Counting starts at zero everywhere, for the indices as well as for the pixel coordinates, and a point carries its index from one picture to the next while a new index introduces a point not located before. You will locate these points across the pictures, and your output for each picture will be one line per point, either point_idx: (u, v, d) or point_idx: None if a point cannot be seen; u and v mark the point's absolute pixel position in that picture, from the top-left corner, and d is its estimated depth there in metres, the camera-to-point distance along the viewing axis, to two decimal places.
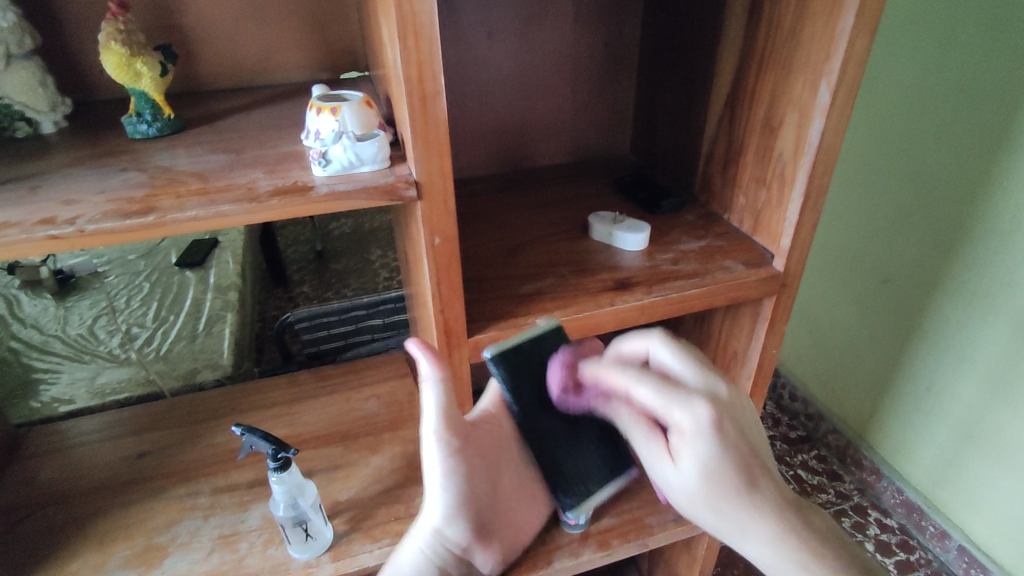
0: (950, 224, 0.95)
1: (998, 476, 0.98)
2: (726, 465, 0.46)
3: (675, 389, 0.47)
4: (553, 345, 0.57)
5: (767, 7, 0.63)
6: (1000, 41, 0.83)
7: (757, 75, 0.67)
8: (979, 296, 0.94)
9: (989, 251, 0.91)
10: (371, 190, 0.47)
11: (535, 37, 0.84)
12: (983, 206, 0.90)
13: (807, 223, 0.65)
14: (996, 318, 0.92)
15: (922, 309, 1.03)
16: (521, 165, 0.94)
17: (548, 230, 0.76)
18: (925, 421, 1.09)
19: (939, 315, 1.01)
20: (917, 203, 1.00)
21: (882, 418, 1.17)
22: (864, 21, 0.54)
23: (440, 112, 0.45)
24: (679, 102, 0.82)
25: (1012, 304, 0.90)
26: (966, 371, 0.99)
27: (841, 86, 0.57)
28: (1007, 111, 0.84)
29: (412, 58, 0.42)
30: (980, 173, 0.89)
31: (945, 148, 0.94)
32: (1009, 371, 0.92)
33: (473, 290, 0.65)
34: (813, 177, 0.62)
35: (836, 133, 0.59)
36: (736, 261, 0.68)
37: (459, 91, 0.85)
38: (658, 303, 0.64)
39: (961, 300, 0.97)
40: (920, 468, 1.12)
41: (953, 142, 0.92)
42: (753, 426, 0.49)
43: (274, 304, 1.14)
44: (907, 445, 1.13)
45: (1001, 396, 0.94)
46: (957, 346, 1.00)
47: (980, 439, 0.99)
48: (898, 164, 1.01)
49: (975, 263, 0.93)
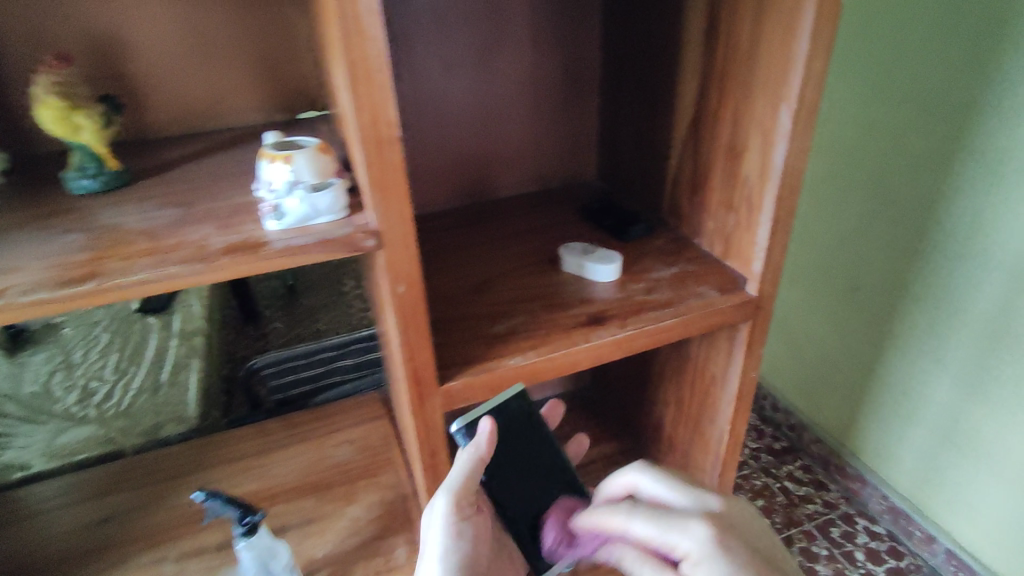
0: (914, 232, 0.96)
1: (978, 477, 0.98)
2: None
3: (665, 513, 0.48)
4: (517, 409, 0.60)
5: (724, 31, 0.63)
6: (948, 55, 0.86)
7: (718, 99, 0.67)
8: (947, 302, 0.95)
9: (953, 257, 0.92)
10: (327, 242, 0.45)
11: (494, 65, 0.84)
12: (944, 215, 0.91)
13: (778, 246, 0.64)
14: (965, 322, 0.93)
15: (894, 316, 1.04)
16: (486, 195, 0.93)
17: (518, 264, 0.74)
18: (904, 425, 1.09)
19: (911, 322, 1.02)
20: (881, 213, 1.01)
21: (863, 425, 1.17)
22: (820, 44, 0.54)
23: (397, 156, 0.43)
24: (643, 126, 0.82)
25: (978, 309, 0.91)
26: (939, 375, 1.00)
27: (802, 108, 0.56)
28: (960, 121, 0.86)
29: (365, 104, 0.41)
30: (939, 181, 0.91)
31: (905, 158, 0.95)
32: (981, 373, 0.93)
33: (442, 332, 0.63)
34: (782, 199, 0.61)
35: (800, 155, 0.59)
36: (709, 287, 0.68)
37: (419, 124, 0.84)
38: (633, 337, 0.62)
39: (930, 306, 0.98)
40: (903, 472, 1.12)
41: (912, 153, 0.94)
42: (763, 538, 0.47)
43: (244, 343, 1.02)
44: (888, 449, 1.14)
45: (976, 398, 0.95)
46: (929, 351, 1.01)
47: (959, 442, 0.99)
48: (861, 176, 1.03)
49: (941, 271, 0.95)
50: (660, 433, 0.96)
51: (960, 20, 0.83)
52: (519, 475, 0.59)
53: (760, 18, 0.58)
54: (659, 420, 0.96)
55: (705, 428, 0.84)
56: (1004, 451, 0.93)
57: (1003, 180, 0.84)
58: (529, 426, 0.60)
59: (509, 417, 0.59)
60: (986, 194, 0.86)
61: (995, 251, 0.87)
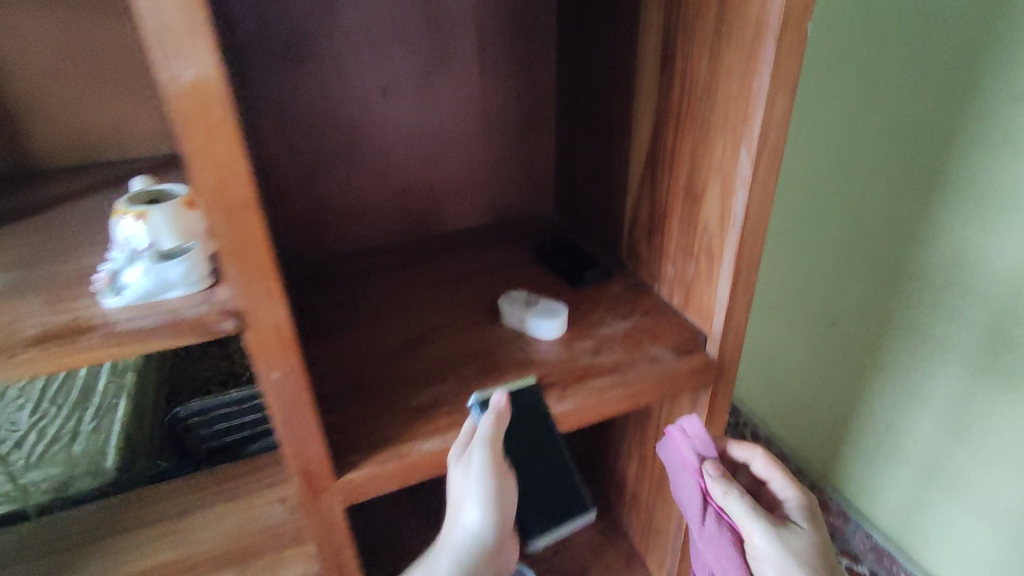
0: (895, 265, 0.89)
1: (965, 522, 0.91)
2: (819, 549, 0.61)
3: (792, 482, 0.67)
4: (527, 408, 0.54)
5: (679, 59, 0.56)
6: (925, 78, 0.79)
7: (674, 135, 0.59)
8: (929, 339, 0.88)
9: (931, 293, 0.85)
10: (174, 325, 0.36)
11: (438, 90, 0.76)
12: (925, 249, 0.84)
13: (740, 304, 0.57)
14: (951, 360, 0.86)
15: (875, 350, 0.97)
16: (432, 228, 0.84)
17: (454, 315, 0.66)
18: (886, 463, 1.02)
19: (891, 357, 0.94)
20: (859, 243, 0.94)
21: (845, 460, 1.10)
22: (782, 82, 0.46)
23: (253, 225, 0.35)
24: (599, 156, 0.74)
25: (961, 347, 0.84)
26: (921, 412, 0.93)
27: (763, 154, 0.49)
28: (940, 147, 0.79)
29: (205, 167, 0.32)
30: (918, 219, 0.84)
31: (883, 186, 0.88)
32: (964, 412, 0.86)
33: (356, 401, 0.54)
34: (742, 254, 0.53)
35: (762, 206, 0.51)
36: (665, 347, 0.60)
37: (354, 153, 0.75)
38: (574, 411, 0.54)
39: (911, 343, 0.91)
40: (887, 511, 1.04)
41: (890, 188, 0.87)
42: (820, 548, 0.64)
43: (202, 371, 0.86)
44: (872, 486, 1.06)
45: (961, 440, 0.87)
46: (910, 387, 0.93)
47: (944, 483, 0.92)
48: (837, 208, 0.96)
49: (921, 309, 0.88)
50: (623, 486, 0.88)
51: (939, 42, 0.76)
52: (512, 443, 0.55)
53: (717, 49, 0.51)
54: (622, 472, 0.88)
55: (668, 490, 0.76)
56: (991, 496, 0.85)
57: (988, 210, 0.76)
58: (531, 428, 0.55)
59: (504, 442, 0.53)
60: (969, 231, 0.79)
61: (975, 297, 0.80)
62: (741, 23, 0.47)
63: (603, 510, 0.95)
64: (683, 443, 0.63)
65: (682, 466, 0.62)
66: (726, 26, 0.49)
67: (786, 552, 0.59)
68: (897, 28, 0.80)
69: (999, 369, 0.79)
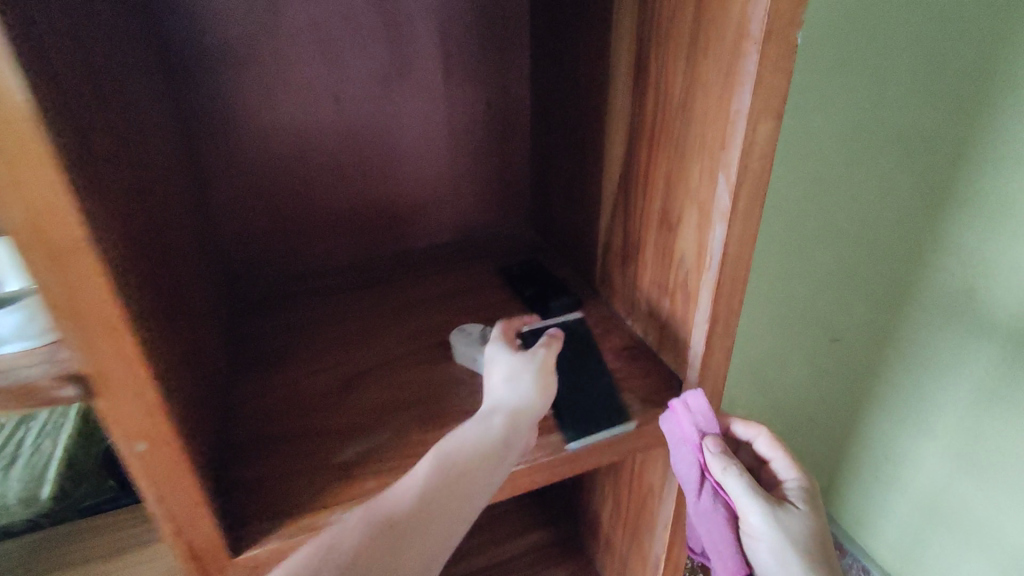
0: (897, 283, 0.79)
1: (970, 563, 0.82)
2: (817, 537, 0.51)
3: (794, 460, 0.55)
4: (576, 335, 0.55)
5: (654, 70, 0.49)
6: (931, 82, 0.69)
7: (649, 155, 0.52)
8: (935, 364, 0.79)
9: (942, 313, 0.75)
10: (6, 391, 0.31)
11: (397, 96, 0.67)
12: (935, 268, 0.74)
13: (718, 352, 0.50)
14: (957, 386, 0.76)
15: (873, 374, 0.87)
16: (393, 246, 0.76)
17: (402, 351, 0.59)
18: (885, 493, 0.93)
19: (893, 384, 0.85)
20: (857, 259, 0.83)
21: (841, 489, 1.02)
22: (765, 103, 0.39)
23: (88, 271, 0.29)
24: (573, 172, 0.67)
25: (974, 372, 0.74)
26: (925, 441, 0.84)
27: (743, 185, 0.42)
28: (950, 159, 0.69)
29: (16, 199, 0.27)
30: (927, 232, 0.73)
31: (884, 199, 0.78)
32: (977, 448, 0.76)
33: (270, 456, 0.47)
34: (720, 298, 0.46)
35: (742, 244, 0.44)
36: (634, 394, 0.53)
37: (302, 164, 0.67)
38: (523, 473, 0.48)
39: (914, 369, 0.82)
40: (888, 547, 0.96)
41: (883, 214, 0.78)
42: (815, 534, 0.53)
43: None
44: (870, 518, 0.98)
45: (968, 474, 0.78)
46: (912, 414, 0.84)
47: (948, 520, 0.84)
48: (812, 232, 0.87)
49: (927, 331, 0.78)
50: (597, 529, 0.81)
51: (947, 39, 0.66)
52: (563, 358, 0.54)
53: (693, 60, 0.44)
54: (596, 514, 0.81)
55: (640, 544, 0.69)
56: (999, 536, 0.76)
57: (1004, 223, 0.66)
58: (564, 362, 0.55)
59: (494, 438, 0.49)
60: (980, 246, 0.69)
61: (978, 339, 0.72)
62: (720, 30, 0.40)
63: (578, 550, 0.88)
64: (685, 419, 0.49)
65: (678, 441, 0.50)
66: (704, 34, 0.42)
67: (783, 542, 0.49)
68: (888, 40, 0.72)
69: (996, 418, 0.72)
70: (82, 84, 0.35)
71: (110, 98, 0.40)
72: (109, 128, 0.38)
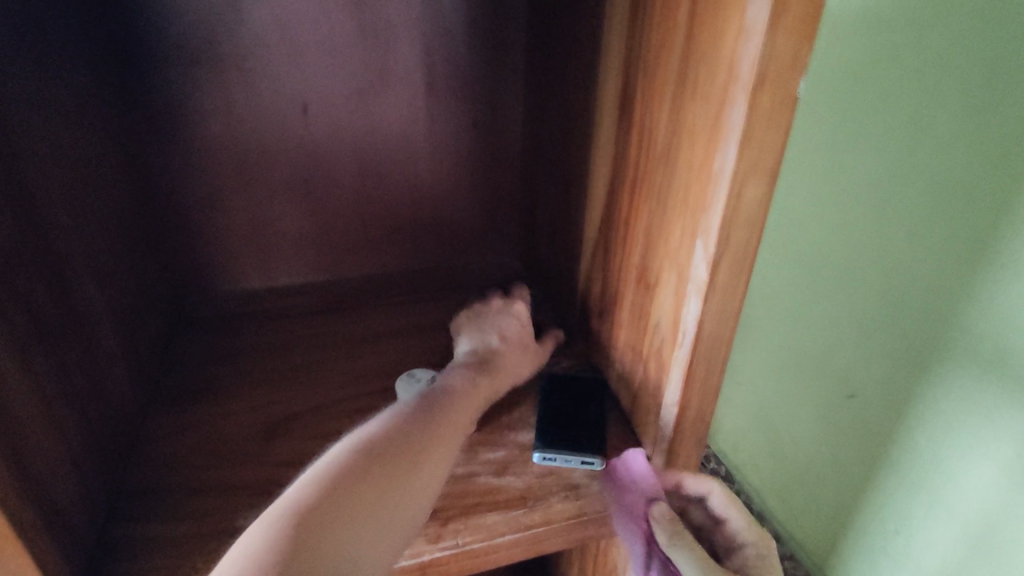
0: (918, 333, 0.63)
1: None
2: None
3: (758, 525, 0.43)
4: (571, 385, 0.54)
5: (640, 107, 0.43)
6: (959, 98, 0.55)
7: (629, 202, 0.46)
8: (957, 429, 0.61)
9: (969, 370, 0.58)
10: None
11: (371, 108, 0.62)
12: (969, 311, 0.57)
13: (689, 436, 0.43)
14: (983, 460, 0.59)
15: (884, 441, 0.69)
16: (365, 270, 0.71)
17: (341, 395, 0.54)
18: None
19: (902, 449, 0.67)
20: (872, 299, 0.68)
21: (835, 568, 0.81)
22: (754, 161, 0.32)
23: None
24: (557, 208, 0.61)
25: (1007, 445, 0.56)
26: (937, 519, 0.65)
27: (724, 255, 0.35)
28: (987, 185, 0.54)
29: None
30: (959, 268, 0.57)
31: (906, 223, 0.62)
32: (994, 537, 0.59)
33: (164, 513, 0.43)
34: (693, 379, 0.40)
35: (722, 321, 0.37)
36: (594, 472, 0.47)
37: (266, 172, 0.62)
38: (447, 562, 0.41)
39: (930, 434, 0.64)
40: None
41: (888, 267, 0.65)
42: None
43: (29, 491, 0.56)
44: None
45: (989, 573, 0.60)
46: (926, 486, 0.66)
47: None
48: (817, 288, 0.76)
49: (947, 388, 0.61)
50: None
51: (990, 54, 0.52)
52: (572, 401, 0.53)
53: (680, 101, 0.37)
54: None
55: None
56: None
57: None
58: (551, 409, 0.52)
59: (440, 509, 0.44)
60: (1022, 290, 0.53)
61: (995, 436, 0.57)
62: (710, 68, 0.33)
63: None
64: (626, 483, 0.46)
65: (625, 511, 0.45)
66: (693, 70, 0.35)
67: None
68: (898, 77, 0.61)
69: (1004, 536, 0.58)
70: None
71: None
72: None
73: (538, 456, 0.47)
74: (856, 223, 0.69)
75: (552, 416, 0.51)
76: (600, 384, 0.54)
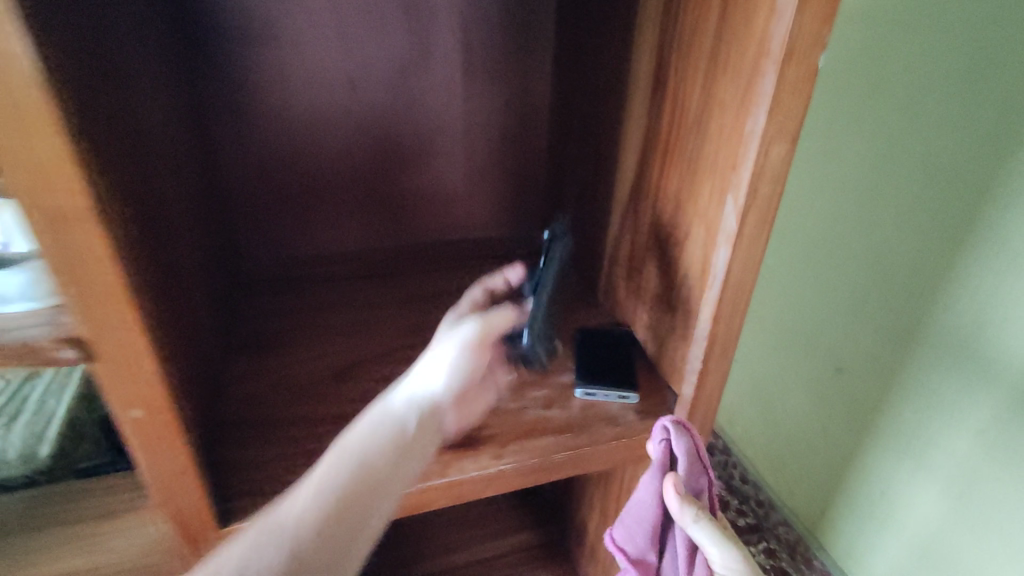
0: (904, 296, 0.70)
1: None
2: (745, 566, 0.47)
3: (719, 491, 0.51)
4: (604, 335, 0.61)
5: (673, 83, 0.49)
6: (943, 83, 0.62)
7: (660, 168, 0.52)
8: (937, 384, 0.68)
9: (952, 328, 0.65)
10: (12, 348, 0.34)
11: (414, 86, 0.67)
12: (953, 276, 0.64)
13: (712, 373, 0.50)
14: (964, 411, 0.66)
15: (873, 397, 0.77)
16: (403, 238, 0.77)
17: (399, 345, 0.60)
18: (875, 526, 0.81)
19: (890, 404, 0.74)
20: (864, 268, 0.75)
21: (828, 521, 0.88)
22: (779, 126, 0.39)
23: (85, 242, 0.31)
24: (586, 179, 0.67)
25: (984, 394, 0.63)
26: (922, 469, 0.72)
27: (751, 207, 0.42)
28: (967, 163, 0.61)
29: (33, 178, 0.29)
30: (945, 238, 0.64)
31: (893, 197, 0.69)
32: (970, 481, 0.66)
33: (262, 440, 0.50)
34: (720, 317, 0.46)
35: (746, 267, 0.44)
36: (627, 406, 0.54)
37: (316, 148, 0.68)
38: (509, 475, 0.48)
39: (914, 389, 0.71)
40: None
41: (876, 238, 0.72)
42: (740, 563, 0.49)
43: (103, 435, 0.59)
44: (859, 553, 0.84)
45: (966, 513, 0.67)
46: (910, 439, 0.73)
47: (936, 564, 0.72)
48: (811, 260, 0.83)
49: (931, 348, 0.68)
50: (582, 539, 0.80)
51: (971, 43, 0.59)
52: (607, 347, 0.60)
53: (711, 78, 0.44)
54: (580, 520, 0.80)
55: None
56: None
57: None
58: (587, 354, 0.59)
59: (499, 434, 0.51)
60: (999, 256, 0.59)
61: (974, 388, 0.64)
62: (742, 49, 0.40)
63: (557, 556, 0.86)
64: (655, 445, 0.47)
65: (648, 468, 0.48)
66: (725, 51, 0.42)
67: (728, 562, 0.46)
68: (887, 66, 0.68)
69: (980, 476, 0.65)
70: (77, 41, 0.33)
71: (113, 65, 0.40)
72: (103, 91, 0.37)
73: (580, 392, 0.54)
74: (847, 199, 0.75)
75: (589, 360, 0.58)
76: (629, 335, 0.61)
